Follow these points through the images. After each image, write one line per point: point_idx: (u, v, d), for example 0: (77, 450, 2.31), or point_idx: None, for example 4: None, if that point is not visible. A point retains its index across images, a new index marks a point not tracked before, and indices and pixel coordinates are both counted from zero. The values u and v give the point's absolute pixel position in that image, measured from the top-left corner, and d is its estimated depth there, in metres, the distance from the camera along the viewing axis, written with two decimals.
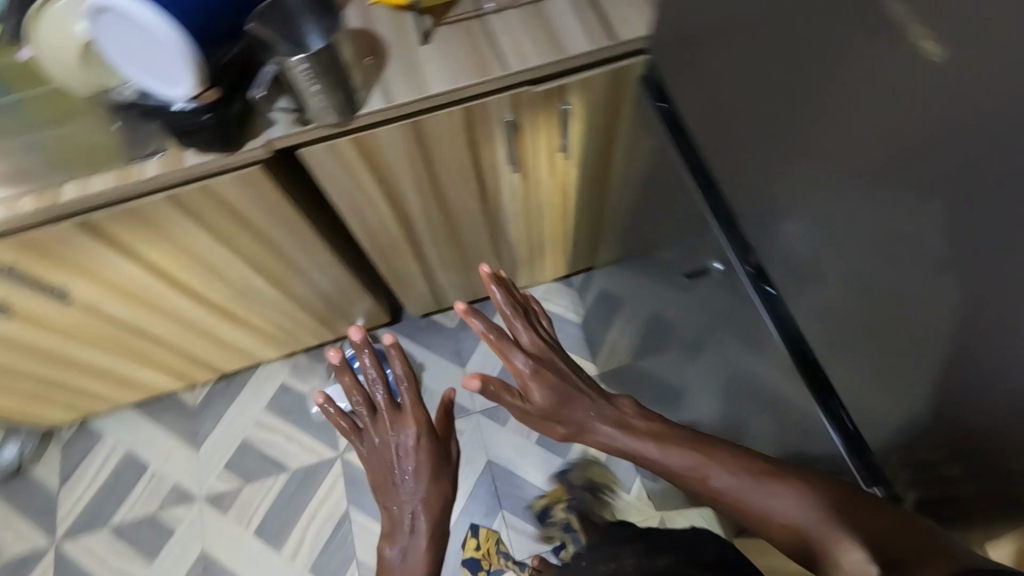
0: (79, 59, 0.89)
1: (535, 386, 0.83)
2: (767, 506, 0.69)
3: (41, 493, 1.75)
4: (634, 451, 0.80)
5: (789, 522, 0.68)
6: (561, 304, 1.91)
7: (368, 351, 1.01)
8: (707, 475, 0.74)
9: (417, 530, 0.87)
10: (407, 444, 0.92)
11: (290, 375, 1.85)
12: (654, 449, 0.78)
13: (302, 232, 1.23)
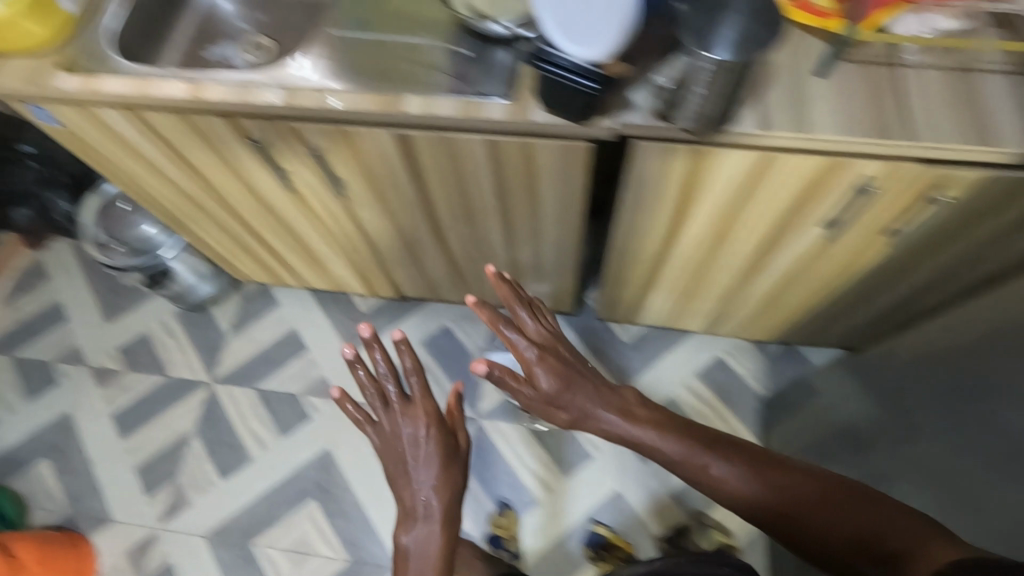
0: None
1: (538, 376, 0.96)
2: (777, 497, 0.91)
3: (213, 333, 1.89)
4: (638, 445, 0.98)
5: (733, 490, 0.92)
6: (745, 367, 1.76)
7: (376, 348, 1.02)
8: (712, 473, 0.94)
9: (439, 533, 0.95)
10: (415, 436, 1.00)
11: (456, 322, 1.85)
12: (644, 438, 0.97)
13: (571, 214, 1.17)
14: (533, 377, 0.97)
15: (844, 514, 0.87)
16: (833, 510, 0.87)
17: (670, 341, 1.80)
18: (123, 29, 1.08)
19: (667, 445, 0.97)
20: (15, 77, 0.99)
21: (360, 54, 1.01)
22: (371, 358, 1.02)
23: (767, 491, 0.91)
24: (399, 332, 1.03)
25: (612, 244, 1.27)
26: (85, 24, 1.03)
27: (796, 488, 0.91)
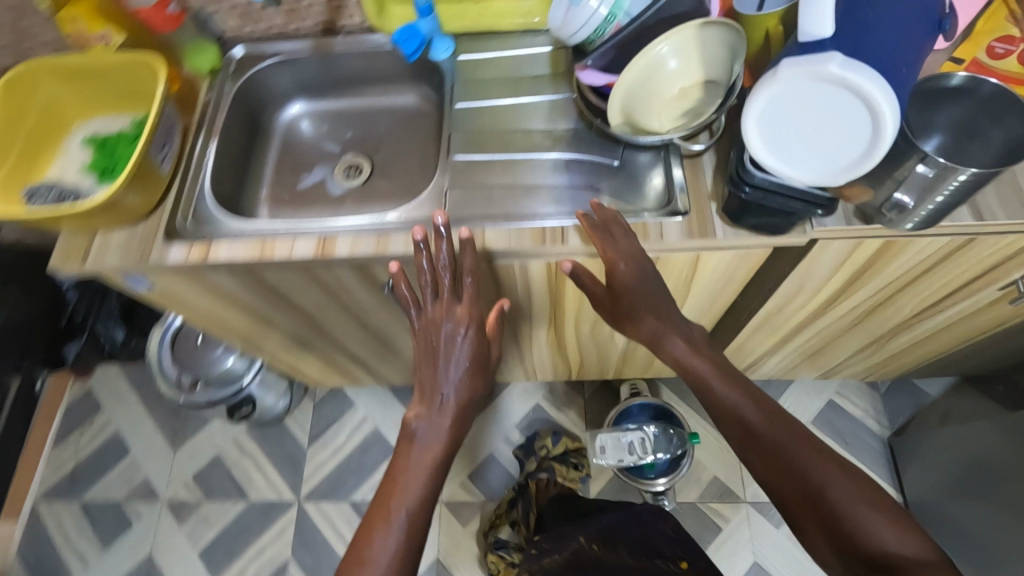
0: (675, 99, 0.75)
1: (621, 278, 0.78)
2: (795, 458, 0.74)
3: (291, 445, 1.77)
4: (699, 377, 0.81)
5: (809, 483, 0.72)
6: (860, 408, 1.66)
7: (447, 239, 0.78)
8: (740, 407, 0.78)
9: (441, 414, 0.73)
10: (458, 334, 0.74)
11: (548, 399, 1.74)
12: (728, 390, 0.79)
13: (716, 304, 1.07)
14: (621, 285, 0.79)
15: (860, 523, 0.70)
16: (849, 510, 0.70)
17: (775, 390, 1.70)
18: (220, 178, 0.98)
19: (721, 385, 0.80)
20: (119, 255, 0.89)
21: (491, 176, 0.91)
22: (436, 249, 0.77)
23: (770, 429, 0.76)
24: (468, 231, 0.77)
25: (749, 322, 1.17)
26: (184, 182, 0.94)
27: (806, 457, 0.74)
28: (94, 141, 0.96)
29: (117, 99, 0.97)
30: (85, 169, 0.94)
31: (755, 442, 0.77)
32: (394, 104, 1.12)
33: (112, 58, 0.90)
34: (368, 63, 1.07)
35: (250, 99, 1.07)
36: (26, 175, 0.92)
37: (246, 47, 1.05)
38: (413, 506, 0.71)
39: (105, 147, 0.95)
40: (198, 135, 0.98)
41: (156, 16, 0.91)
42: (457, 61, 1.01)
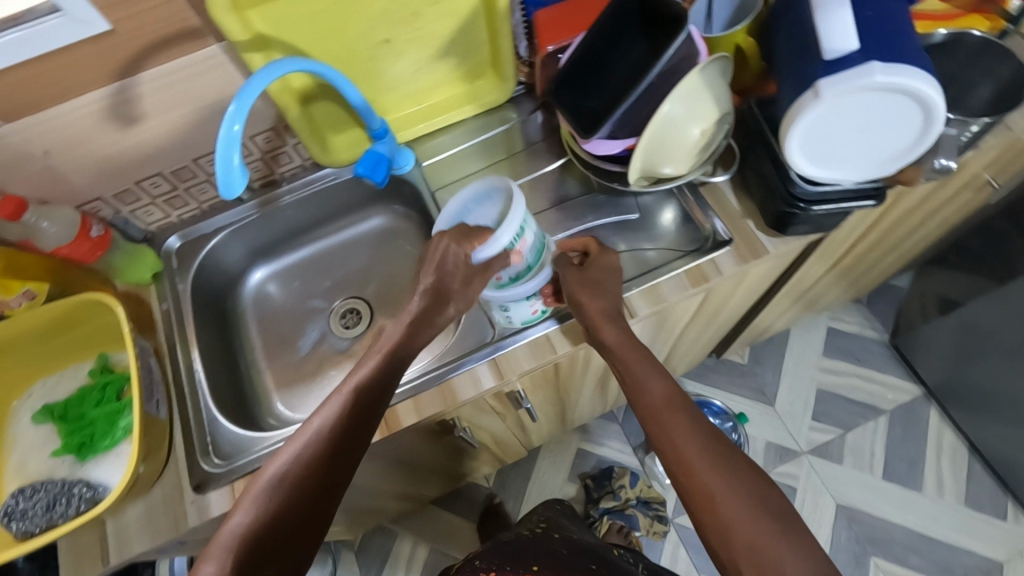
0: (693, 140, 0.73)
1: (602, 273, 0.74)
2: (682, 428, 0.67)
3: None
4: (660, 417, 0.68)
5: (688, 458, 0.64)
6: (855, 324, 1.77)
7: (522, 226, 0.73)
8: (694, 462, 0.64)
9: (328, 418, 0.63)
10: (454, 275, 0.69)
11: (587, 439, 1.69)
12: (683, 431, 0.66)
13: (751, 300, 1.07)
14: (598, 268, 0.74)
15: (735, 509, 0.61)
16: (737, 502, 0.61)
17: (780, 340, 1.77)
18: (217, 389, 0.84)
19: (684, 436, 0.65)
20: (145, 537, 0.72)
21: None
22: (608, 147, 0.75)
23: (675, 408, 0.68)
24: (629, 143, 0.74)
25: (776, 302, 1.18)
26: (184, 416, 0.79)
27: (743, 518, 0.60)
28: (49, 417, 0.78)
29: (57, 356, 0.81)
30: (55, 456, 0.76)
31: (699, 494, 0.62)
32: (361, 231, 1.01)
33: (38, 315, 0.75)
34: (323, 203, 0.96)
35: (207, 288, 0.92)
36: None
37: (182, 234, 0.91)
38: (264, 493, 0.60)
39: (67, 419, 0.77)
40: (172, 356, 0.83)
41: (78, 250, 0.75)
42: (423, 168, 0.94)
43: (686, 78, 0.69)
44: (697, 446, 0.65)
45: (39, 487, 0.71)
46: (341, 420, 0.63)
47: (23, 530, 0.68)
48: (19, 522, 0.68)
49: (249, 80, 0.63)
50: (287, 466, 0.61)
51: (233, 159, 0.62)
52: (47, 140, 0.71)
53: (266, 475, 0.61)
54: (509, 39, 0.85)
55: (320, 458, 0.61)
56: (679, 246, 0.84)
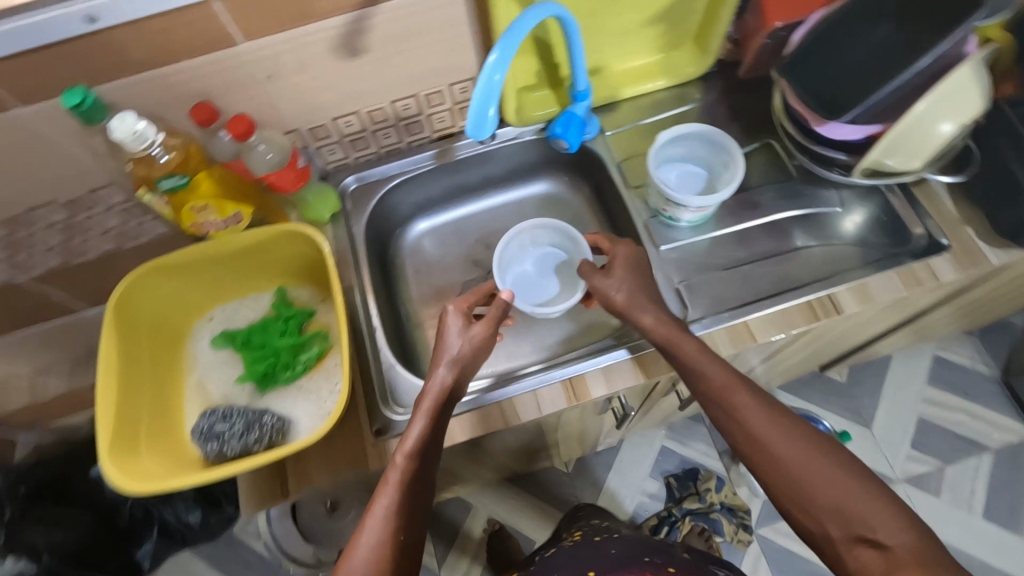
0: (945, 136, 0.68)
1: (616, 277, 0.71)
2: (757, 421, 0.61)
3: None
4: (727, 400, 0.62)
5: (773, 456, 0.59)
6: (964, 355, 1.70)
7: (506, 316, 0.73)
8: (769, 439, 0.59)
9: (399, 484, 0.59)
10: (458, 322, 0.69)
11: (671, 438, 1.62)
12: (753, 407, 0.61)
13: (913, 315, 1.02)
14: (616, 274, 0.71)
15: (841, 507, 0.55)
16: (824, 491, 0.56)
17: (882, 362, 1.70)
18: (388, 338, 0.83)
19: (763, 427, 0.60)
20: (326, 472, 0.72)
21: (711, 256, 0.83)
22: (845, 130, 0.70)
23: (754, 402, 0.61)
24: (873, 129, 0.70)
25: (926, 321, 1.13)
26: (364, 359, 0.78)
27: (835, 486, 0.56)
28: (230, 342, 0.78)
29: (237, 283, 0.81)
30: (236, 383, 0.76)
31: (797, 493, 0.57)
32: (523, 197, 0.99)
33: (236, 240, 0.74)
34: (495, 162, 0.93)
35: (375, 233, 0.91)
36: (172, 417, 0.73)
37: (358, 177, 0.90)
38: None
39: (248, 347, 0.77)
40: (350, 298, 0.82)
41: (284, 178, 0.74)
42: (606, 139, 0.90)
43: (960, 69, 0.64)
44: (790, 431, 0.59)
45: (231, 412, 0.71)
46: (406, 490, 0.59)
47: (219, 452, 0.68)
48: (216, 444, 0.69)
49: (509, 29, 0.61)
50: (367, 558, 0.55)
51: (486, 109, 0.61)
52: (275, 64, 0.70)
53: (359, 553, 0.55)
54: (729, 11, 0.81)
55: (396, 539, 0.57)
56: (882, 249, 0.81)
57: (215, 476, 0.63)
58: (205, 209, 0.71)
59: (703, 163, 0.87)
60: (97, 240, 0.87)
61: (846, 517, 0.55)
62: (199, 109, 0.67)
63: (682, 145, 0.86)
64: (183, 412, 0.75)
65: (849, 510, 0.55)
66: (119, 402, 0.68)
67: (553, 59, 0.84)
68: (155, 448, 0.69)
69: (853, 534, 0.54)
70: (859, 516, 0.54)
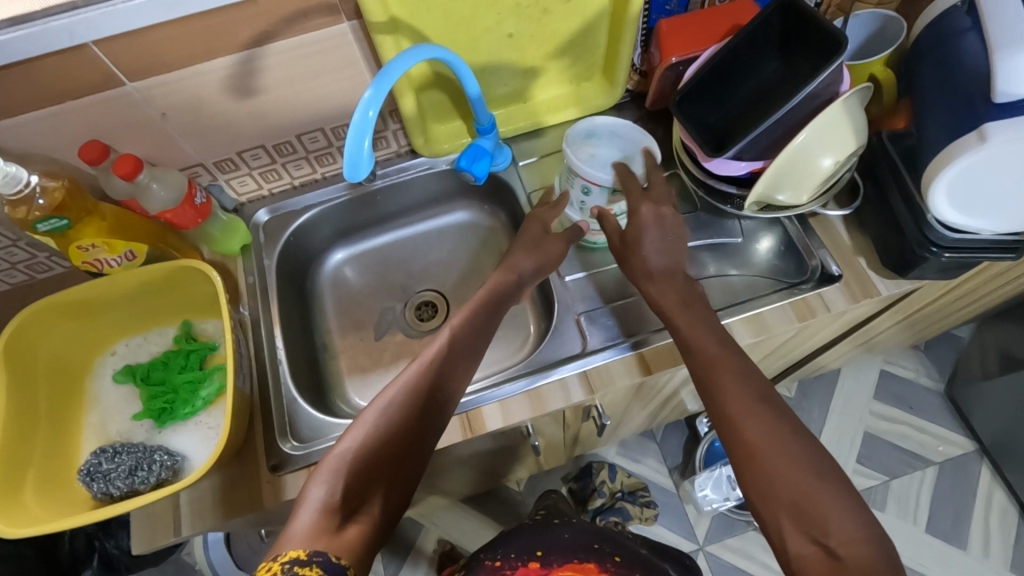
0: (823, 171, 0.70)
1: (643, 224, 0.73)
2: (740, 390, 0.62)
3: None
4: (715, 371, 0.64)
5: (747, 439, 0.59)
6: (911, 369, 1.72)
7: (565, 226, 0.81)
8: (751, 428, 0.60)
9: (389, 405, 0.61)
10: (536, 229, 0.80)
11: (621, 455, 1.63)
12: (744, 386, 0.62)
13: (834, 339, 1.03)
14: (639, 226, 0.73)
15: (816, 507, 0.55)
16: (785, 476, 0.57)
17: (830, 377, 1.72)
18: (295, 371, 0.83)
19: (750, 412, 0.61)
20: (220, 510, 0.71)
21: (620, 285, 0.83)
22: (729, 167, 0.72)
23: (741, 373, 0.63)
24: (756, 164, 0.72)
25: (853, 341, 1.14)
26: (266, 391, 0.78)
27: (802, 479, 0.56)
28: (130, 377, 0.78)
29: (141, 318, 0.81)
30: (133, 419, 0.76)
31: (759, 471, 0.58)
32: (444, 224, 1.00)
33: (130, 277, 0.74)
34: (412, 191, 0.94)
35: (291, 263, 0.91)
36: (67, 455, 0.73)
37: (271, 208, 0.90)
38: (357, 449, 0.57)
39: (146, 383, 0.77)
40: (257, 331, 0.82)
41: (181, 216, 0.75)
42: (520, 169, 0.91)
43: (831, 108, 0.66)
44: (769, 416, 0.60)
45: (121, 450, 0.70)
46: (396, 414, 0.60)
47: (106, 491, 0.68)
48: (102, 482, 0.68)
49: (385, 66, 0.62)
50: (381, 423, 0.59)
51: (362, 146, 0.61)
52: (167, 102, 0.70)
53: (374, 410, 0.60)
54: (629, 45, 0.82)
55: (410, 413, 0.61)
56: (783, 277, 0.83)
57: (92, 517, 0.63)
58: (95, 247, 0.70)
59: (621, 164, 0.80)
60: (4, 274, 0.86)
61: (807, 515, 0.55)
62: (87, 148, 0.67)
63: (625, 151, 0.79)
64: (78, 450, 0.74)
65: (809, 504, 0.55)
66: (6, 442, 0.67)
67: (458, 91, 0.84)
68: (41, 488, 0.69)
69: (808, 533, 0.54)
70: (820, 516, 0.54)
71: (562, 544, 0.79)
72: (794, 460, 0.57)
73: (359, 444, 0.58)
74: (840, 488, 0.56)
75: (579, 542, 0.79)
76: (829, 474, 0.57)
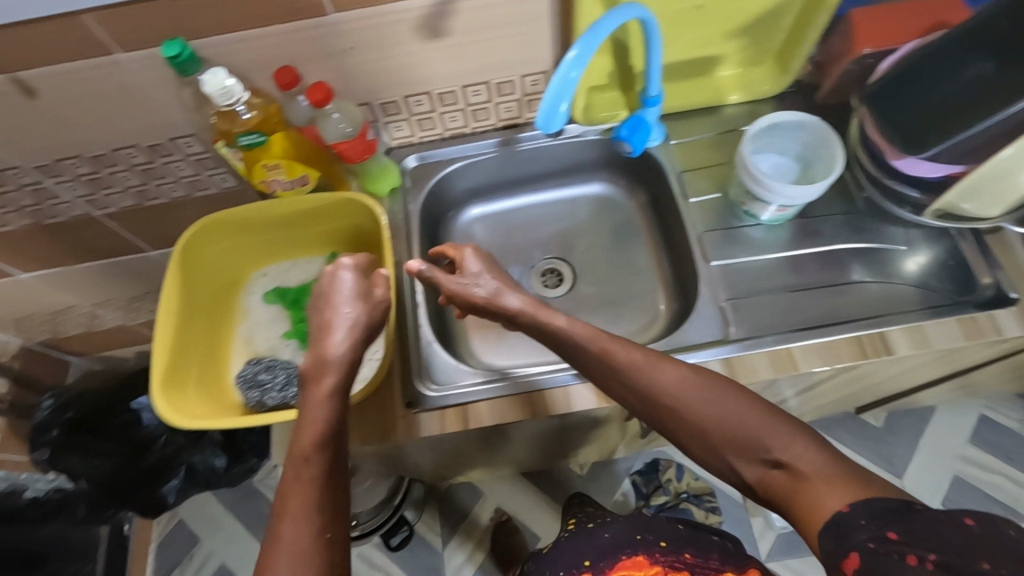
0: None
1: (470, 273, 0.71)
2: (653, 376, 0.58)
3: (422, 549, 1.55)
4: (608, 358, 0.61)
5: (665, 395, 0.58)
6: (1014, 419, 1.61)
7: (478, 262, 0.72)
8: (691, 409, 0.56)
9: (300, 514, 0.47)
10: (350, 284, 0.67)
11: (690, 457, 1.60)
12: (668, 369, 0.58)
13: (969, 370, 0.97)
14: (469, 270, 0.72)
15: (744, 434, 0.53)
16: (708, 421, 0.55)
17: (923, 414, 1.63)
18: (428, 316, 0.85)
19: (689, 387, 0.57)
20: (354, 436, 0.74)
21: (767, 278, 0.80)
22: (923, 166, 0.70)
23: (625, 360, 0.60)
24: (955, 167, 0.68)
25: (981, 376, 1.07)
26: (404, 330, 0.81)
27: (724, 415, 0.55)
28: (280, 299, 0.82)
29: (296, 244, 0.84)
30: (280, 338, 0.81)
31: (688, 429, 0.56)
32: (577, 195, 0.99)
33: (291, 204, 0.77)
34: (554, 158, 0.95)
35: (429, 212, 0.93)
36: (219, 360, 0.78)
37: (420, 156, 0.92)
38: None
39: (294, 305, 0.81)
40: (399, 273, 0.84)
41: (353, 148, 0.76)
42: (671, 147, 0.89)
43: None
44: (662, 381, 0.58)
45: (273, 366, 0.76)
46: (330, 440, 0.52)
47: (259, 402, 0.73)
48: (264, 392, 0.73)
49: (591, 25, 0.61)
50: (290, 552, 0.46)
51: (558, 104, 0.62)
52: (358, 37, 0.72)
53: (277, 551, 0.46)
54: (816, 32, 0.79)
55: (321, 504, 0.48)
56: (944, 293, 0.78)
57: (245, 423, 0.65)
58: (276, 168, 0.74)
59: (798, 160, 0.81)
60: (169, 187, 0.94)
61: (748, 448, 0.53)
62: (284, 73, 0.70)
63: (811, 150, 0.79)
64: (230, 358, 0.79)
65: (738, 435, 0.54)
66: (177, 339, 0.72)
67: (627, 61, 0.83)
68: (201, 385, 0.73)
69: (756, 458, 0.53)
70: (765, 443, 0.53)
71: (603, 547, 0.78)
72: (734, 414, 0.55)
73: (322, 466, 0.50)
74: (782, 420, 0.53)
75: (621, 540, 0.78)
76: (781, 416, 0.54)
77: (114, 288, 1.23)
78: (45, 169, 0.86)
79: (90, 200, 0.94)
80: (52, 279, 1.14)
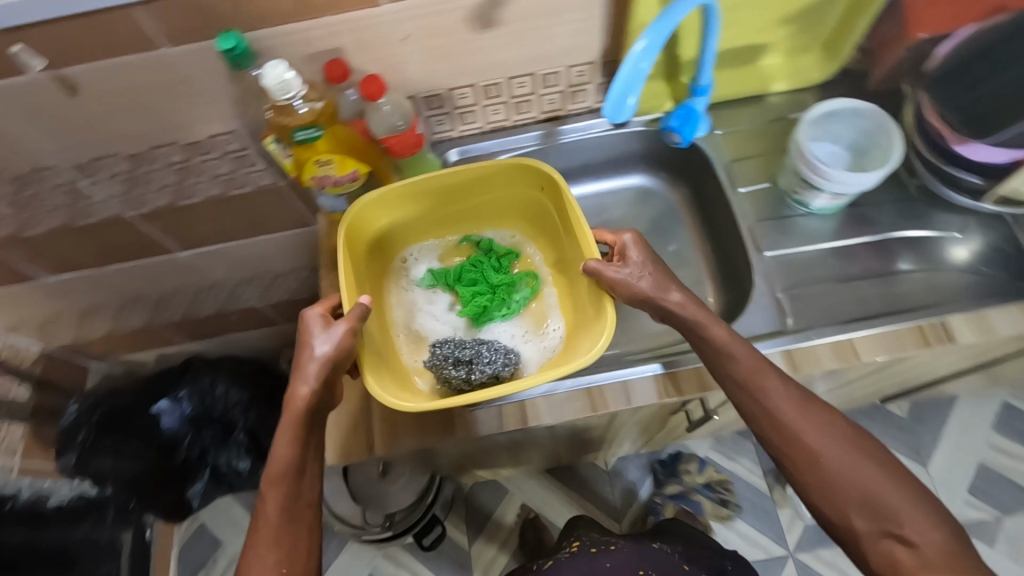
0: None
1: None
2: (808, 440, 0.60)
3: (450, 549, 1.54)
4: (756, 384, 0.62)
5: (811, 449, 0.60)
6: None
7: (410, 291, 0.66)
8: (830, 464, 0.59)
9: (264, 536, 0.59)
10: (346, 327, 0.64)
11: (716, 450, 1.60)
12: (807, 424, 0.61)
13: (1013, 357, 0.96)
14: None
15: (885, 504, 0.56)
16: (846, 481, 0.58)
17: (947, 403, 1.63)
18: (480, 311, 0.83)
19: (834, 454, 0.59)
20: (414, 436, 0.73)
21: (821, 268, 0.79)
22: (986, 151, 0.69)
23: (801, 417, 0.61)
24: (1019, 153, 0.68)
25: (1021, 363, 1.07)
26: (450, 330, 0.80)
27: (862, 479, 0.58)
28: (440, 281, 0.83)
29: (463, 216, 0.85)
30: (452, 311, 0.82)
31: (819, 488, 0.59)
32: (616, 187, 0.98)
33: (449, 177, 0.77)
34: (595, 151, 0.94)
35: None
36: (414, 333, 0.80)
37: (461, 150, 0.91)
38: None
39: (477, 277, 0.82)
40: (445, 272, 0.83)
41: (403, 143, 0.75)
42: (717, 137, 0.88)
43: None
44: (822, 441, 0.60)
45: (467, 343, 0.76)
46: (287, 506, 0.61)
47: (465, 378, 0.72)
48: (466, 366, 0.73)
49: (661, 14, 0.61)
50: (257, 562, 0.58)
51: (626, 95, 0.62)
52: (410, 28, 0.71)
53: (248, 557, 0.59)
54: (870, 17, 0.78)
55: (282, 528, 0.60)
56: (999, 280, 0.77)
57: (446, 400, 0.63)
58: (327, 164, 0.72)
59: (855, 148, 0.80)
60: (204, 185, 0.91)
61: (879, 513, 0.57)
62: (334, 67, 0.69)
63: (872, 137, 0.78)
64: (394, 337, 0.79)
65: (876, 497, 0.57)
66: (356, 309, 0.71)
67: (675, 51, 0.82)
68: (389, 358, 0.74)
69: (879, 525, 0.56)
70: (894, 513, 0.56)
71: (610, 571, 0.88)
72: (873, 475, 0.58)
73: (276, 527, 0.60)
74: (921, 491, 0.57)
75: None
76: (916, 487, 0.57)
77: (140, 290, 1.20)
78: (79, 169, 0.84)
79: (122, 200, 0.92)
80: (78, 282, 1.12)
